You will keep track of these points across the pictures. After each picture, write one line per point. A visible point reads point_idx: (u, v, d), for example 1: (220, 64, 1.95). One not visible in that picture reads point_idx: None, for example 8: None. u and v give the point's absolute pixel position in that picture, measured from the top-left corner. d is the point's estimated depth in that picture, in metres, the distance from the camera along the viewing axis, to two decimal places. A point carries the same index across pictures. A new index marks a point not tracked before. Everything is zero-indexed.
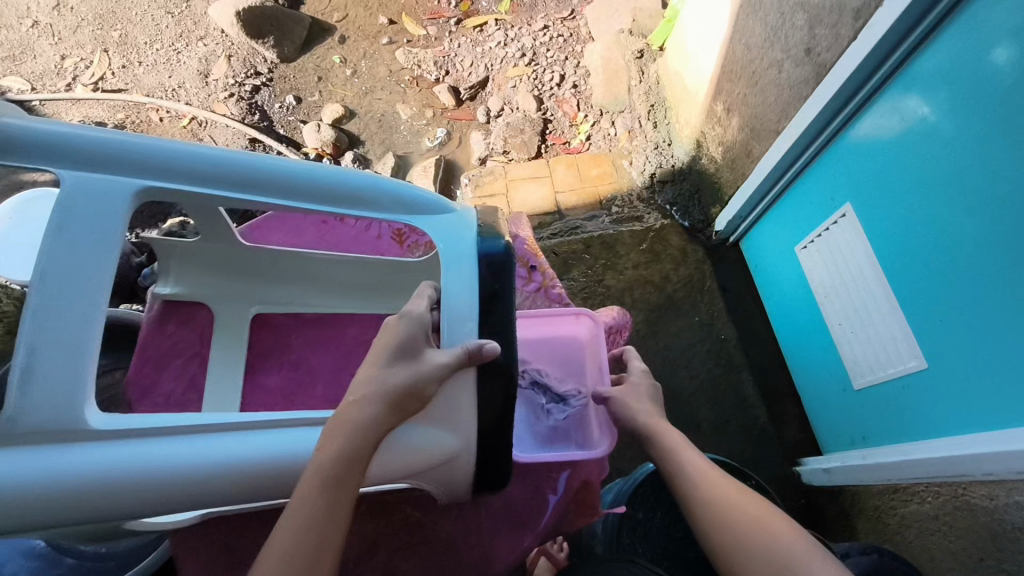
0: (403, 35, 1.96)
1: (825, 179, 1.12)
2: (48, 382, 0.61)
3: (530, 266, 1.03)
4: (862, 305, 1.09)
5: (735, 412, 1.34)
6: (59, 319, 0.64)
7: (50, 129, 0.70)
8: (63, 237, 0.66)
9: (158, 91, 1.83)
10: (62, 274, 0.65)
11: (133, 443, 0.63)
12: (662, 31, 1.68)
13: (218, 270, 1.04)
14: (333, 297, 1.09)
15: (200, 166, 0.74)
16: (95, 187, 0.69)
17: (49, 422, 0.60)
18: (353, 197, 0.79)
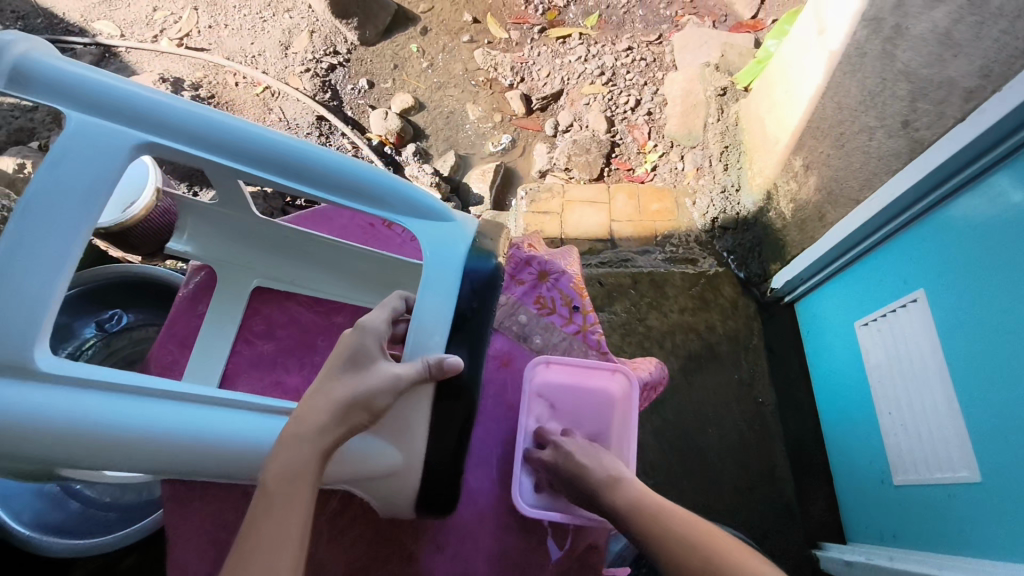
0: (485, 35, 1.94)
1: (900, 258, 1.05)
2: (4, 315, 0.60)
3: (572, 306, 0.93)
4: (916, 399, 1.01)
5: (760, 480, 1.27)
6: (30, 257, 0.62)
7: (66, 69, 0.68)
8: (54, 176, 0.65)
9: (238, 55, 1.86)
10: (44, 214, 0.64)
11: (101, 395, 0.62)
12: (751, 70, 1.59)
13: (233, 234, 0.96)
14: (342, 288, 0.97)
15: (208, 130, 0.71)
16: (96, 132, 0.68)
17: (4, 357, 0.60)
18: (355, 190, 0.75)
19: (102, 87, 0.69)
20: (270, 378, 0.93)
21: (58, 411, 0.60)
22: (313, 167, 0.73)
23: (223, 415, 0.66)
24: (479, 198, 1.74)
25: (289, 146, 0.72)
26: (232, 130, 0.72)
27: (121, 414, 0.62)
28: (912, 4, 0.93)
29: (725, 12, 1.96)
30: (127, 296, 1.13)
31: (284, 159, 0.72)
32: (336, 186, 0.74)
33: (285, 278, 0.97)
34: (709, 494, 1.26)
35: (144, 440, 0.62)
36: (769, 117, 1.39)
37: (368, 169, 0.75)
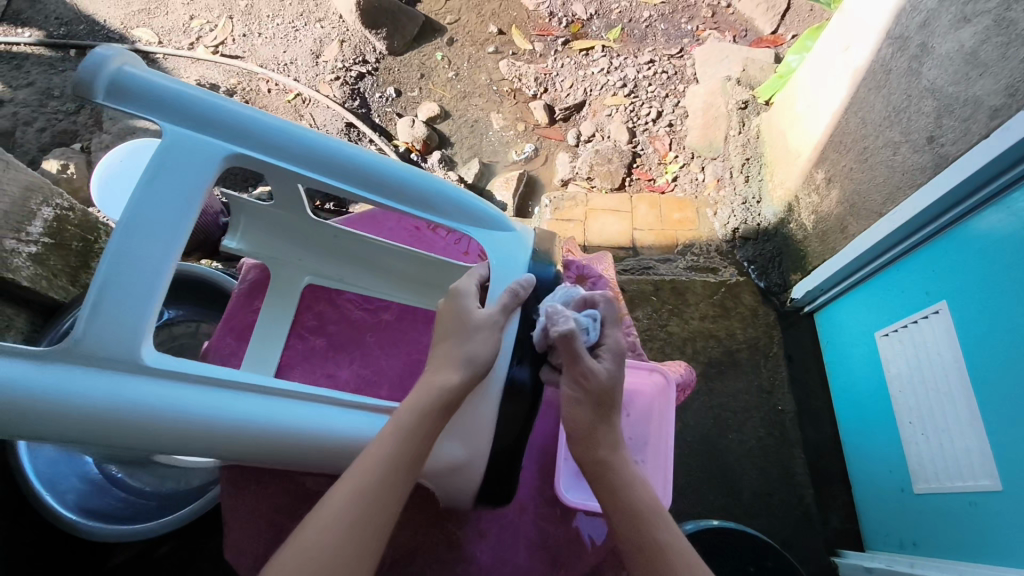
0: (510, 47, 1.99)
1: (922, 270, 1.07)
2: (113, 316, 0.62)
3: None
4: (939, 408, 1.03)
5: (780, 485, 1.29)
6: (137, 261, 0.65)
7: (161, 82, 0.71)
8: (156, 186, 0.68)
9: (271, 63, 1.91)
10: (144, 222, 0.67)
11: (198, 389, 0.64)
12: (772, 85, 1.63)
13: (280, 234, 0.98)
14: (387, 286, 1.00)
15: (292, 143, 0.75)
16: (192, 145, 0.71)
17: (109, 354, 0.62)
18: (426, 202, 0.78)
19: (194, 101, 0.72)
20: (321, 370, 0.97)
21: (158, 403, 0.62)
22: (388, 180, 0.76)
23: (307, 408, 0.68)
24: (502, 205, 1.78)
25: (368, 160, 0.76)
26: (314, 145, 0.75)
27: (215, 408, 0.64)
28: (940, 25, 0.97)
29: (745, 27, 2.00)
30: (170, 292, 1.17)
31: (362, 172, 0.76)
32: (409, 198, 0.78)
33: (335, 276, 1.01)
34: (730, 497, 1.28)
35: (238, 432, 0.64)
36: (792, 130, 1.42)
37: (439, 182, 0.79)
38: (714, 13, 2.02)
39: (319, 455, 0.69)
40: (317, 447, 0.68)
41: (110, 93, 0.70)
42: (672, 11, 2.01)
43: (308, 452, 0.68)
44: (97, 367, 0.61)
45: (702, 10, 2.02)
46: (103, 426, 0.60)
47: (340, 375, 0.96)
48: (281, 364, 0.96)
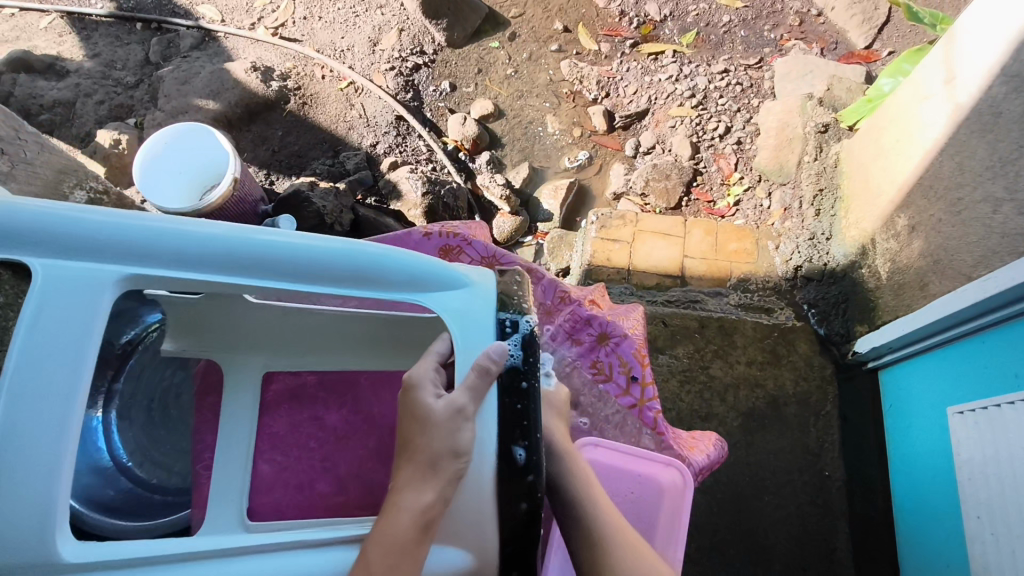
0: (574, 46, 1.88)
1: (1017, 348, 0.92)
2: (11, 513, 0.56)
3: (632, 377, 0.93)
4: (1015, 510, 0.89)
5: (815, 559, 1.17)
6: (35, 431, 0.58)
7: (12, 213, 0.60)
8: (41, 342, 0.60)
9: (327, 49, 1.88)
10: (40, 378, 0.59)
11: (110, 573, 0.58)
12: (859, 108, 1.44)
13: (225, 330, 0.90)
14: (360, 355, 0.95)
15: (187, 251, 0.63)
16: (75, 280, 0.61)
17: (20, 558, 0.56)
18: (355, 278, 0.67)
19: (55, 229, 0.61)
20: (308, 412, 0.96)
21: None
22: (307, 266, 0.66)
23: (239, 569, 0.61)
24: (548, 214, 1.70)
25: (277, 250, 0.65)
26: (212, 250, 0.64)
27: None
28: None
29: (836, 39, 1.82)
30: None
31: (274, 268, 0.65)
32: (332, 278, 0.67)
33: (293, 357, 0.94)
34: (759, 566, 1.17)
35: None
36: (875, 166, 1.27)
37: (360, 252, 0.67)
38: (802, 20, 1.85)
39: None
40: None
41: None
42: (755, 17, 1.85)
43: None
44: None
45: (789, 18, 1.85)
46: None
47: (328, 419, 0.96)
48: (267, 400, 0.95)
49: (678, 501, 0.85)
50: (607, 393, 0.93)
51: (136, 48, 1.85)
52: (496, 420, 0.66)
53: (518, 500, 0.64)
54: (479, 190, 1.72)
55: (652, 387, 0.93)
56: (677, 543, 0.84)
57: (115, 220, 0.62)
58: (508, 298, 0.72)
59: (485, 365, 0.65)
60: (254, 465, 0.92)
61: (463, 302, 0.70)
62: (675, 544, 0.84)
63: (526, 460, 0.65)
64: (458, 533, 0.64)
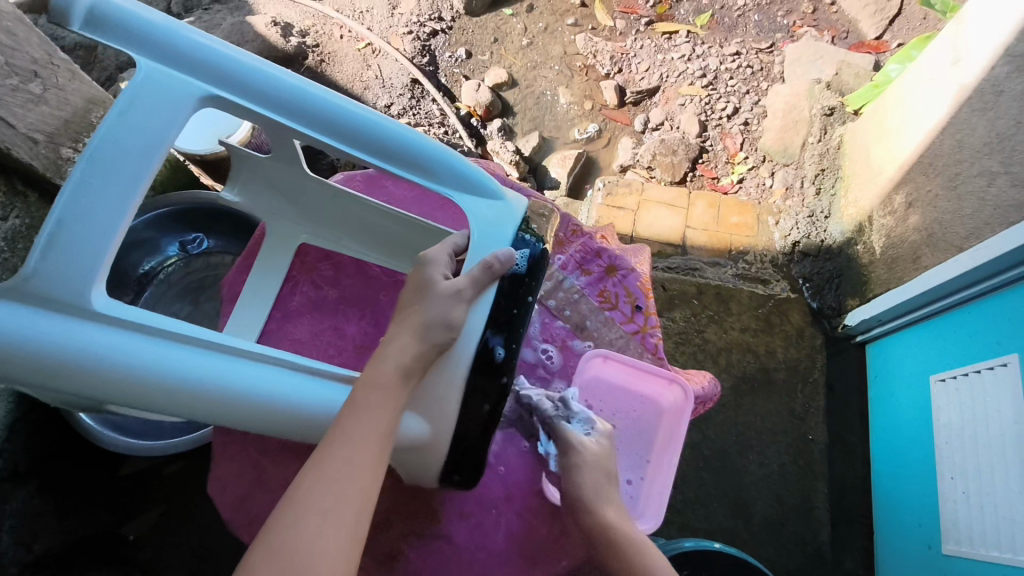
0: (590, 21, 1.91)
1: (996, 317, 0.96)
2: (67, 258, 0.62)
3: (636, 306, 0.97)
4: (987, 468, 0.93)
5: (794, 516, 1.22)
6: (95, 202, 0.64)
7: (138, 14, 0.68)
8: (123, 125, 0.67)
9: (347, 10, 1.90)
10: (104, 161, 0.65)
11: (151, 339, 0.63)
12: (865, 94, 1.49)
13: (278, 191, 1.02)
14: (390, 255, 1.00)
15: (269, 89, 0.71)
16: (169, 84, 0.69)
17: (64, 297, 0.62)
18: (407, 162, 0.74)
19: (168, 35, 0.69)
20: (330, 322, 0.97)
21: (101, 348, 0.61)
22: (361, 135, 0.73)
23: (258, 368, 0.65)
24: (555, 182, 1.73)
25: (339, 111, 0.72)
26: (291, 91, 0.71)
27: (148, 359, 0.62)
28: None
29: (847, 29, 1.85)
30: (212, 222, 1.13)
31: (333, 124, 0.72)
32: (381, 151, 0.73)
33: (328, 240, 1.02)
34: (739, 519, 1.22)
35: (186, 389, 0.62)
36: (877, 145, 1.31)
37: (415, 136, 0.74)
38: (815, 9, 1.89)
39: (276, 423, 0.65)
40: (271, 414, 0.64)
41: (85, 22, 0.66)
42: (770, 2, 1.90)
43: (263, 420, 0.64)
44: (49, 309, 0.61)
45: (802, 5, 1.89)
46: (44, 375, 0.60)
47: (347, 329, 0.96)
48: (292, 307, 0.98)
49: (678, 416, 0.90)
50: (611, 329, 0.97)
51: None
52: (484, 314, 0.72)
53: (482, 401, 0.70)
54: (489, 155, 1.75)
55: (655, 317, 0.97)
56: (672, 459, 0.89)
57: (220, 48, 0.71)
58: (526, 223, 0.78)
59: (489, 262, 0.72)
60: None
61: (494, 211, 0.77)
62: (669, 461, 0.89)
63: (503, 359, 0.71)
64: (425, 404, 0.69)
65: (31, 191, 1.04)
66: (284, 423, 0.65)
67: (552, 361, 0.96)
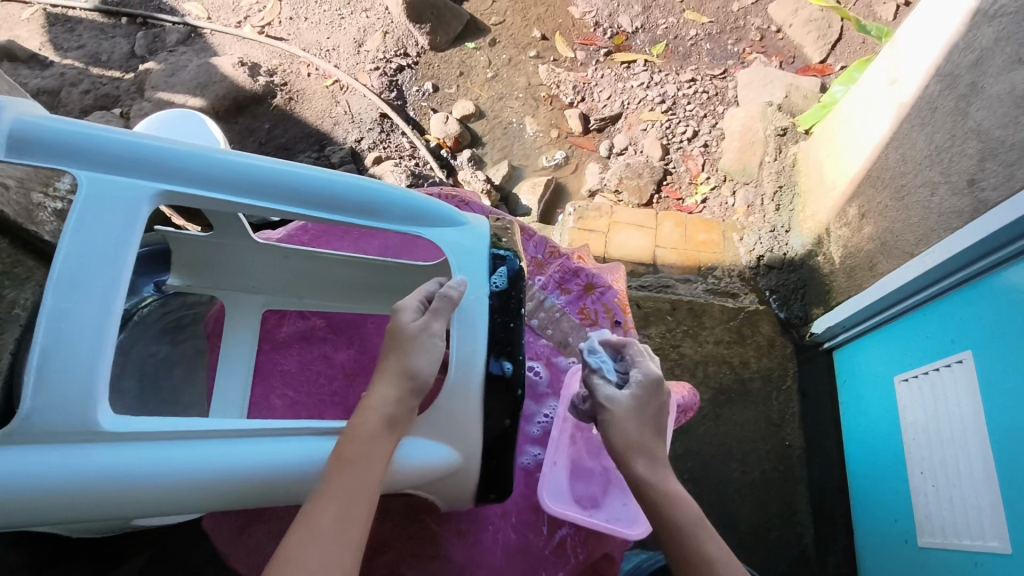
0: (551, 53, 1.98)
1: (949, 318, 1.02)
2: (57, 386, 0.60)
3: (616, 321, 1.02)
4: (951, 463, 0.98)
5: (778, 522, 1.25)
6: (76, 318, 0.62)
7: (68, 130, 0.67)
8: (83, 236, 0.64)
9: (314, 48, 1.93)
10: (82, 273, 0.63)
11: (147, 445, 0.62)
12: (814, 114, 1.60)
13: (222, 268, 0.99)
14: (357, 302, 1.01)
15: (220, 173, 0.71)
16: (116, 188, 0.67)
17: (63, 427, 0.60)
18: (368, 210, 0.76)
19: (102, 142, 0.68)
20: (318, 351, 1.05)
21: (106, 471, 0.60)
22: (322, 195, 0.74)
23: (259, 445, 0.66)
24: (527, 210, 1.77)
25: (295, 177, 0.73)
26: (244, 170, 0.72)
27: (157, 467, 0.62)
28: (992, 65, 0.94)
29: (794, 54, 1.96)
30: None
31: (293, 193, 0.73)
32: (341, 206, 0.75)
33: (292, 299, 1.02)
34: (725, 528, 1.24)
35: (199, 484, 0.63)
36: (829, 161, 1.39)
37: (368, 185, 0.76)
38: (763, 36, 1.99)
39: (296, 491, 0.67)
40: (283, 482, 0.66)
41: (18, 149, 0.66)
42: (720, 32, 2.00)
43: (276, 491, 0.66)
44: (52, 442, 0.60)
45: (751, 33, 2.00)
46: (60, 506, 0.60)
47: (337, 357, 1.05)
48: (281, 340, 1.04)
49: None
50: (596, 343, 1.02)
51: (121, 42, 1.86)
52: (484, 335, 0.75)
53: (504, 417, 0.74)
54: (460, 185, 1.79)
55: (634, 331, 1.02)
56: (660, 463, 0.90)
57: (158, 143, 0.70)
58: (498, 241, 0.83)
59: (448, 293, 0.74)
60: (267, 397, 1.00)
61: (461, 237, 0.80)
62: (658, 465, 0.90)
63: (512, 374, 0.74)
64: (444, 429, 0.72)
65: (0, 237, 1.02)
66: (301, 489, 0.67)
67: (541, 378, 0.98)
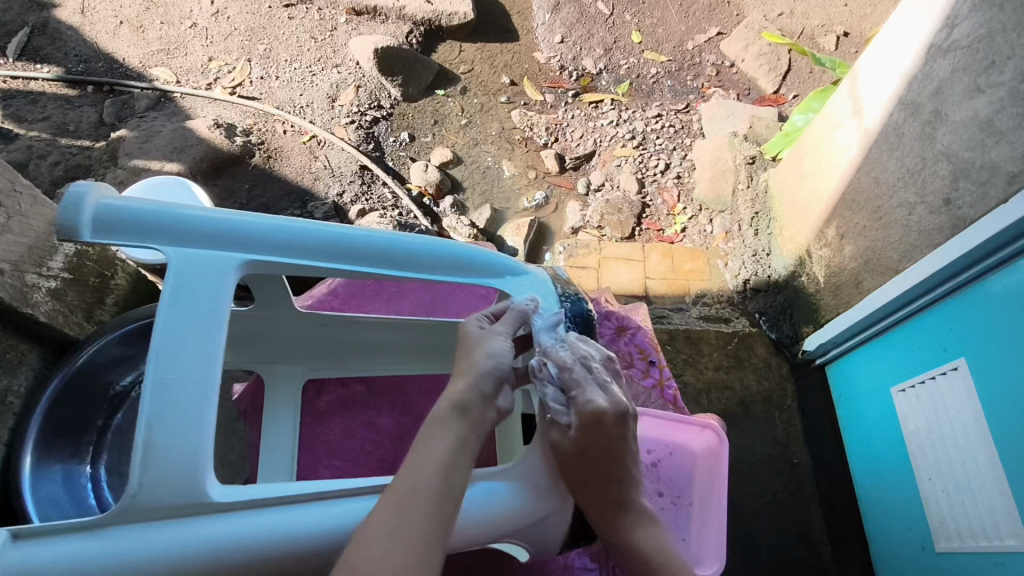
0: (522, 97, 2.04)
1: (939, 326, 1.08)
2: (167, 461, 0.58)
3: (650, 361, 1.12)
4: (960, 468, 1.03)
5: (797, 542, 1.29)
6: (177, 393, 0.60)
7: (149, 210, 0.66)
8: (176, 313, 0.63)
9: (287, 105, 1.93)
10: (179, 350, 0.62)
11: (251, 514, 0.60)
12: (779, 142, 1.70)
13: (259, 342, 0.95)
14: (396, 362, 1.02)
15: (300, 241, 0.71)
16: (203, 263, 0.66)
17: (172, 500, 0.57)
18: (443, 266, 0.78)
19: (184, 219, 0.67)
20: (362, 418, 1.07)
21: (216, 544, 0.57)
22: (399, 255, 0.76)
23: (350, 503, 0.64)
24: (513, 250, 1.77)
25: (373, 240, 0.75)
26: (323, 237, 0.72)
27: (259, 533, 0.59)
28: (953, 94, 1.02)
29: (749, 86, 2.07)
30: None
31: (375, 255, 0.74)
32: (417, 264, 0.77)
33: (335, 368, 1.02)
34: (747, 553, 1.27)
35: (301, 547, 0.60)
36: (801, 187, 1.47)
37: (440, 244, 0.78)
38: (718, 71, 2.10)
39: None
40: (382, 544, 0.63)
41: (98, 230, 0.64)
42: (679, 69, 2.10)
43: None
44: (161, 517, 0.57)
45: (707, 69, 2.11)
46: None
47: (381, 423, 1.08)
48: (323, 409, 1.06)
49: (717, 459, 1.02)
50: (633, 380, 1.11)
51: (89, 111, 1.84)
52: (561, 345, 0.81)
53: None
54: (445, 232, 1.79)
55: (667, 368, 1.12)
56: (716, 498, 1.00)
57: (236, 215, 0.69)
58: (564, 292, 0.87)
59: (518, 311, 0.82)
60: (315, 469, 1.02)
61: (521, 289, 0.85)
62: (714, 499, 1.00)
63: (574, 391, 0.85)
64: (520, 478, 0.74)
65: None
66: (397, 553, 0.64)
67: None
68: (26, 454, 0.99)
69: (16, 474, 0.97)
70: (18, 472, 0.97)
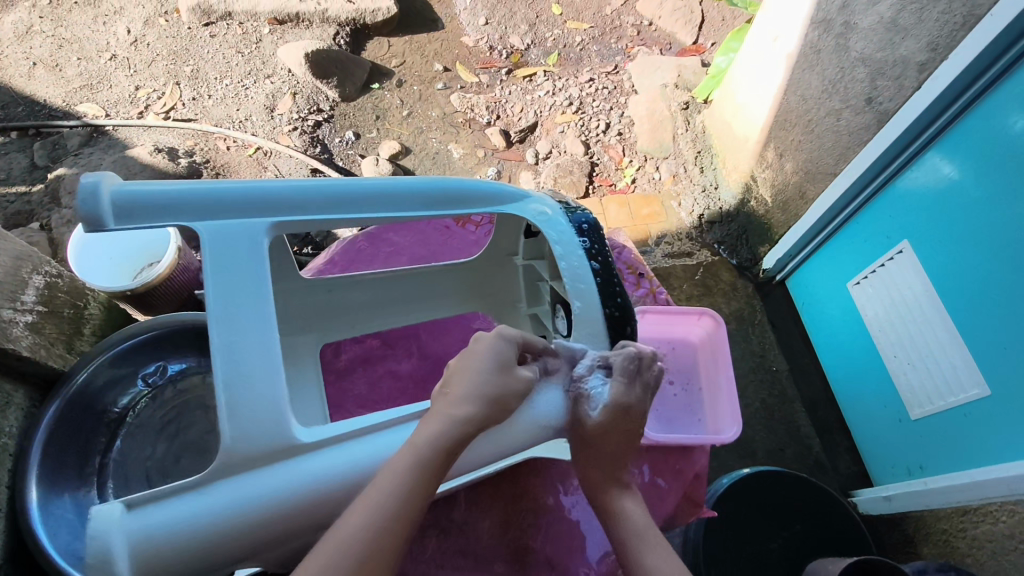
0: (457, 82, 2.09)
1: (881, 215, 1.19)
2: (251, 413, 0.60)
3: (639, 274, 1.18)
4: (921, 340, 1.13)
5: (789, 440, 1.40)
6: (244, 351, 0.62)
7: (164, 190, 0.68)
8: (221, 277, 0.65)
9: (225, 122, 1.92)
10: (234, 311, 0.64)
11: (344, 444, 0.62)
12: (707, 85, 1.80)
13: None
14: (404, 311, 1.06)
15: (314, 197, 0.74)
16: (231, 230, 0.68)
17: (265, 448, 0.60)
18: (451, 201, 0.82)
19: (200, 193, 0.69)
20: (382, 369, 1.12)
21: (318, 476, 0.59)
22: (409, 194, 0.79)
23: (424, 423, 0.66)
24: None
25: (382, 185, 0.78)
26: (336, 189, 0.75)
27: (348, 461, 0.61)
28: (858, 4, 1.13)
29: (669, 41, 2.18)
30: (172, 346, 1.16)
31: (387, 199, 0.78)
32: (427, 200, 0.80)
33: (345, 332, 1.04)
34: (747, 458, 1.37)
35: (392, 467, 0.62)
36: (737, 120, 1.57)
37: (445, 180, 0.82)
38: (639, 31, 2.20)
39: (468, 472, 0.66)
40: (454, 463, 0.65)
41: (122, 216, 0.66)
42: (602, 34, 2.19)
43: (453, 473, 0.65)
44: (258, 467, 0.59)
45: (628, 30, 2.20)
46: (287, 531, 0.58)
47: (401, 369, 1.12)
48: (344, 366, 1.11)
49: (711, 341, 1.09)
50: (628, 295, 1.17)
51: (18, 156, 1.79)
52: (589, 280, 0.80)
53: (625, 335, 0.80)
54: None
55: (655, 279, 1.19)
56: (717, 375, 1.08)
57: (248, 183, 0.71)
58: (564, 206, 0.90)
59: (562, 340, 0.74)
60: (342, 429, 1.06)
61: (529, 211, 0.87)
62: (716, 377, 1.08)
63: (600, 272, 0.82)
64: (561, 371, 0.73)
65: None
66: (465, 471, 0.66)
67: None
68: (31, 487, 0.97)
69: (24, 509, 0.95)
70: (26, 505, 0.95)
